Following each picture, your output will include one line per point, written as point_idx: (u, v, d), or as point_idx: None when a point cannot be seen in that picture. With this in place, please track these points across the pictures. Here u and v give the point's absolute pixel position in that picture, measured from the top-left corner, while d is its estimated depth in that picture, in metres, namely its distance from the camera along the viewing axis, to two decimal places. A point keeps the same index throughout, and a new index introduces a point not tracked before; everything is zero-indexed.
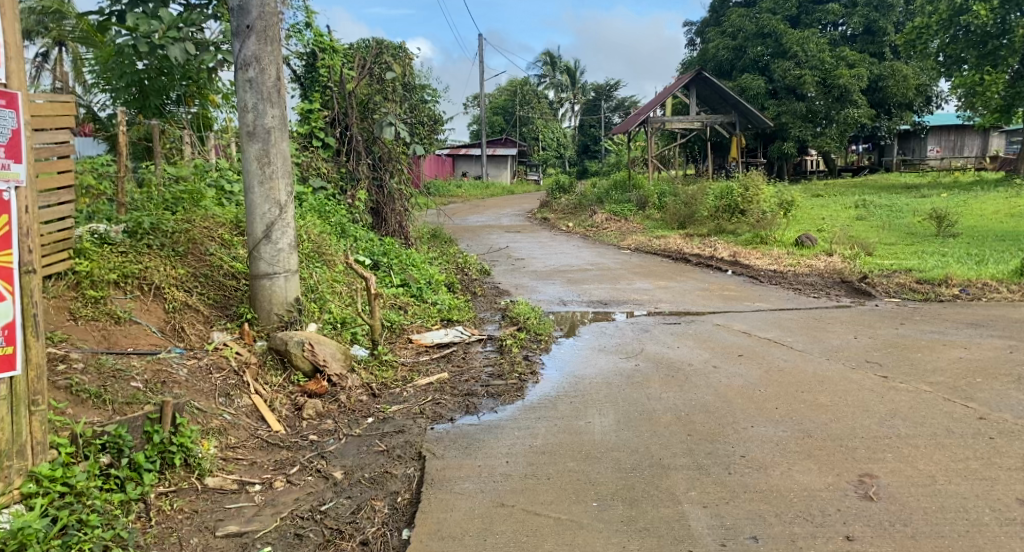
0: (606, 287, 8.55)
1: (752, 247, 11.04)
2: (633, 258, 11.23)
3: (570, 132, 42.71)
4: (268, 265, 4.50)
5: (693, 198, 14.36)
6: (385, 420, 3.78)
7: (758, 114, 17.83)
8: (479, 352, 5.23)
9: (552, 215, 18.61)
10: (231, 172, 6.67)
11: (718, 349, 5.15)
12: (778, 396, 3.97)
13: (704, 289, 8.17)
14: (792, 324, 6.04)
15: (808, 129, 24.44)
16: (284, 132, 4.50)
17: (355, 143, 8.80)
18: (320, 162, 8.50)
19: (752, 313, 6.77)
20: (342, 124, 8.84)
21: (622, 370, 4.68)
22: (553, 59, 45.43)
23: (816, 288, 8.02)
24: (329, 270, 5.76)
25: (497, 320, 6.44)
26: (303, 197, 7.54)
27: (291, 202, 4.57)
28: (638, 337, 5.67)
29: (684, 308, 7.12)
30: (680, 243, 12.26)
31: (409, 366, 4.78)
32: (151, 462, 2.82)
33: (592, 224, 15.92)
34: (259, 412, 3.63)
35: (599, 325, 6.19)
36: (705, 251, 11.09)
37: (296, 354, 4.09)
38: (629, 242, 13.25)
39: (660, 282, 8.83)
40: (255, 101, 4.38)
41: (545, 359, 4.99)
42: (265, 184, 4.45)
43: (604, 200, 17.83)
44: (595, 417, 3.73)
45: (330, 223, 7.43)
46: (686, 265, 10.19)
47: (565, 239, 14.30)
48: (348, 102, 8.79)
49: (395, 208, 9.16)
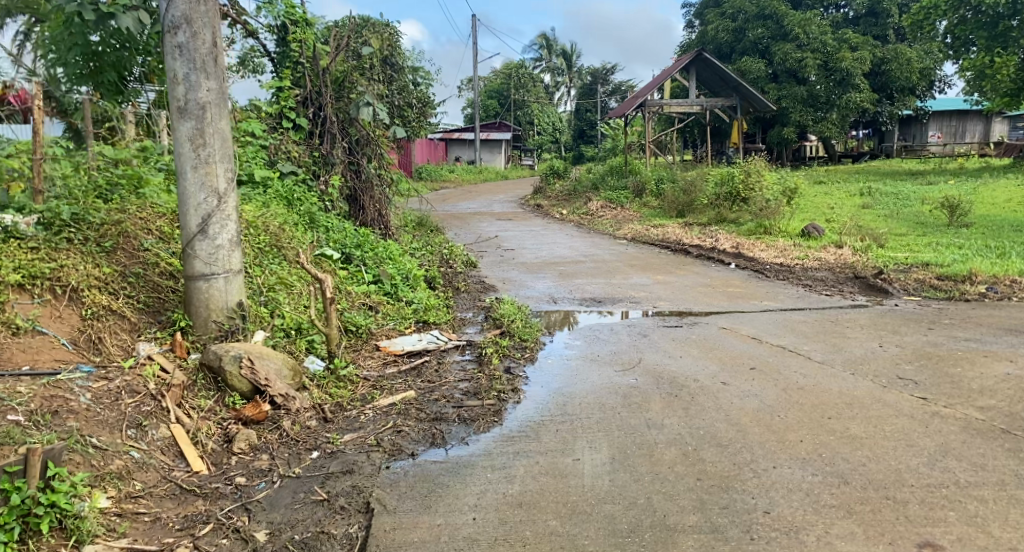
0: (600, 281, 7.93)
1: (756, 237, 10.42)
2: (629, 249, 10.58)
3: (566, 116, 41.97)
4: (205, 264, 3.85)
5: (693, 184, 13.70)
6: (332, 456, 3.15)
7: (760, 97, 17.13)
8: (455, 363, 4.60)
9: (546, 202, 17.95)
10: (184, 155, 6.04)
11: (725, 359, 4.55)
12: (801, 423, 3.37)
13: (706, 286, 7.55)
14: (806, 328, 5.43)
15: (809, 114, 23.75)
16: (223, 108, 3.83)
17: (329, 125, 8.09)
18: (290, 145, 7.87)
19: (761, 313, 6.16)
20: (316, 103, 8.16)
21: (616, 387, 4.06)
22: (550, 41, 44.62)
23: (828, 284, 7.40)
24: (287, 266, 5.11)
25: (479, 322, 5.81)
26: (270, 183, 6.97)
27: (232, 190, 3.91)
28: (635, 344, 5.05)
29: (685, 307, 6.51)
30: (678, 233, 11.62)
31: (372, 381, 4.16)
32: (5, 531, 2.19)
33: (587, 211, 15.28)
34: (178, 447, 2.97)
35: (592, 329, 5.57)
36: (706, 242, 10.45)
37: (232, 373, 3.46)
38: (624, 231, 12.61)
39: (659, 276, 8.20)
40: (186, 71, 3.68)
41: (529, 372, 4.37)
42: (200, 168, 3.78)
43: (599, 186, 17.19)
44: (584, 452, 3.11)
45: (297, 212, 6.80)
46: (686, 257, 9.57)
47: (558, 227, 13.69)
48: (322, 80, 8.10)
49: (374, 195, 8.47)
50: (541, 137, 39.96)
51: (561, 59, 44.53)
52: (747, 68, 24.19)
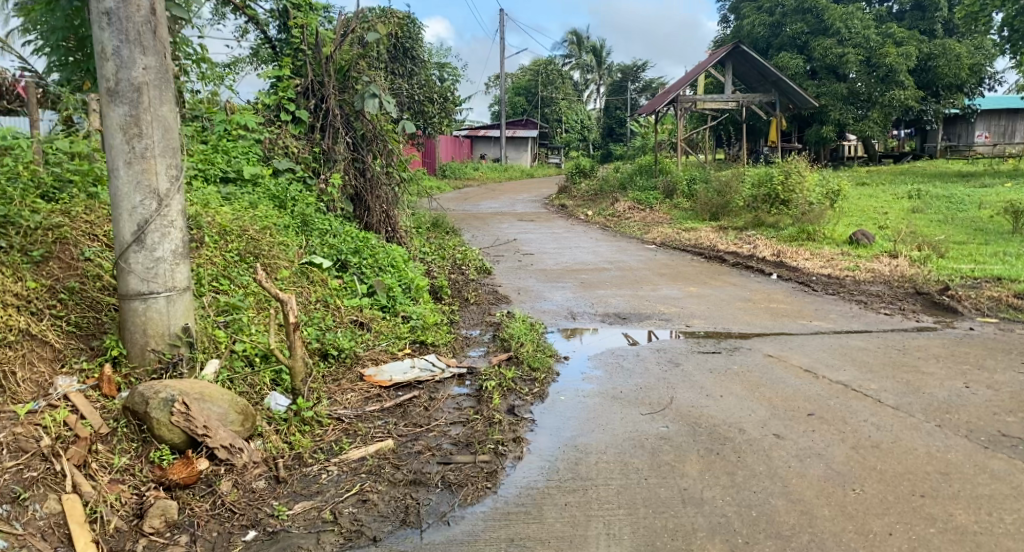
0: (626, 293, 7.15)
1: (798, 244, 9.54)
2: (658, 256, 9.77)
3: (594, 114, 41.04)
4: (141, 281, 3.15)
5: (728, 184, 12.79)
6: (272, 539, 2.46)
7: (800, 93, 16.10)
8: (450, 398, 3.87)
9: (570, 203, 17.14)
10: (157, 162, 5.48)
11: (776, 400, 3.76)
12: (885, 506, 2.60)
13: (745, 300, 6.72)
14: (870, 358, 4.60)
15: (849, 112, 22.57)
16: (165, 90, 3.14)
17: (331, 118, 7.42)
18: (287, 139, 7.25)
19: (813, 336, 5.34)
20: (318, 95, 7.48)
21: (642, 439, 3.30)
22: (580, 38, 43.76)
23: (886, 300, 6.52)
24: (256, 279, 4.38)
25: (486, 344, 5.08)
26: (261, 181, 6.37)
27: (176, 192, 3.21)
28: (665, 377, 4.27)
29: (723, 327, 5.70)
30: (712, 237, 10.76)
31: (345, 424, 3.44)
32: None
33: (613, 212, 14.47)
34: (64, 528, 2.34)
35: (612, 354, 4.80)
36: (743, 248, 9.59)
37: (160, 420, 2.76)
38: (654, 235, 11.77)
39: (691, 288, 7.39)
40: (117, 44, 2.99)
41: (537, 413, 3.62)
42: (135, 164, 3.09)
43: (627, 185, 16.33)
44: (598, 546, 2.38)
45: (288, 214, 6.13)
46: (721, 266, 8.73)
47: (582, 230, 12.90)
48: (325, 68, 7.43)
49: (380, 194, 7.74)
50: (569, 135, 39.06)
51: (590, 56, 43.62)
52: (784, 63, 23.09)
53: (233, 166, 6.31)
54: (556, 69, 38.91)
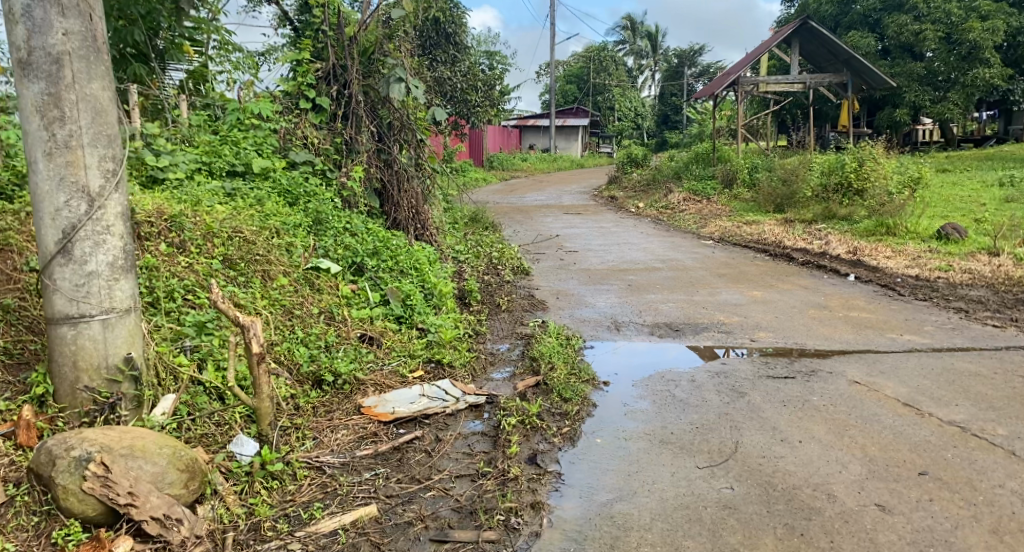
0: (679, 299, 6.34)
1: (876, 239, 8.50)
2: (716, 253, 8.87)
3: (649, 101, 39.78)
4: (69, 302, 2.54)
5: (794, 172, 11.75)
6: None
7: (875, 73, 14.56)
8: (460, 438, 3.18)
9: (621, 194, 16.26)
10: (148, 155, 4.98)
11: (873, 449, 2.94)
12: None
13: (819, 307, 5.82)
14: (988, 388, 3.69)
15: (926, 93, 20.89)
16: (95, 63, 2.51)
17: (354, 105, 6.82)
18: (307, 129, 6.67)
19: (909, 355, 4.43)
20: (341, 80, 6.87)
21: (699, 508, 2.54)
22: (635, 23, 42.56)
23: (992, 308, 5.52)
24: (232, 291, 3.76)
25: (513, 363, 4.38)
26: (273, 173, 5.77)
27: (112, 189, 2.58)
28: (726, 412, 3.48)
29: (795, 342, 4.85)
30: (777, 232, 9.78)
31: (325, 475, 2.79)
32: None
33: (666, 204, 13.55)
34: None
35: (660, 379, 4.04)
36: (813, 244, 8.61)
37: (67, 488, 2.18)
38: (711, 229, 10.83)
39: (755, 292, 6.52)
40: (28, 4, 2.38)
41: (565, 465, 2.90)
42: (57, 155, 2.47)
43: (682, 174, 15.36)
44: None
45: (299, 211, 5.52)
46: (789, 265, 7.79)
47: (633, 223, 12.05)
48: (347, 51, 6.79)
49: (408, 188, 7.09)
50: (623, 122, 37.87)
51: (645, 41, 42.37)
52: (855, 43, 21.59)
53: (241, 158, 5.71)
54: (608, 55, 37.80)
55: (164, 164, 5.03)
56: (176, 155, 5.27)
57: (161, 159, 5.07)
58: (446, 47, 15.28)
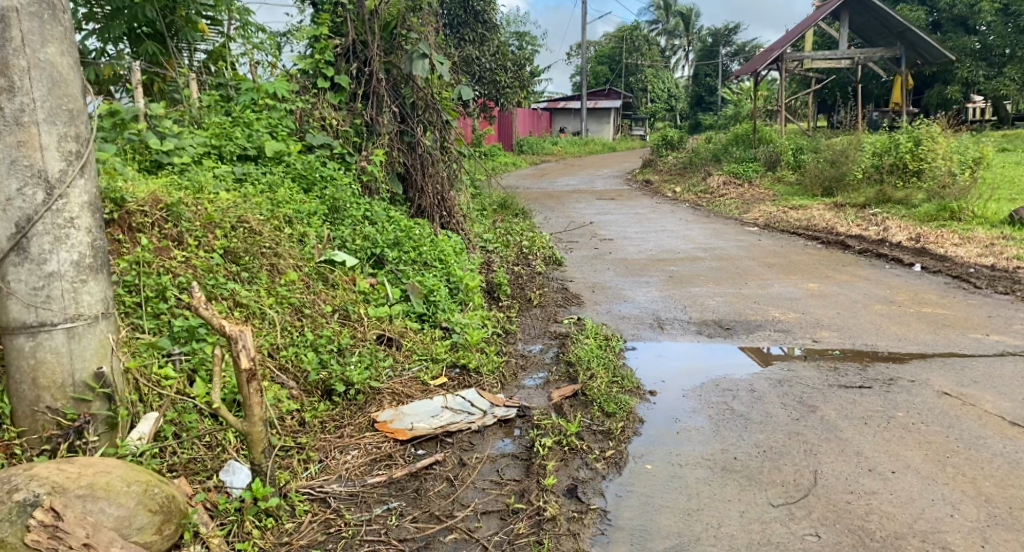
0: (727, 293, 5.83)
1: (939, 225, 7.85)
2: (762, 240, 8.31)
3: (683, 82, 38.77)
4: (25, 308, 2.14)
5: (843, 153, 11.06)
6: None
7: (930, 46, 13.71)
8: (488, 462, 2.75)
9: (656, 178, 15.67)
10: (152, 138, 4.58)
11: (987, 486, 2.45)
12: None
13: (886, 301, 5.27)
14: None
15: (981, 69, 19.65)
16: (50, 23, 2.11)
17: (375, 83, 6.41)
18: (326, 110, 6.24)
19: (1000, 359, 3.89)
20: (362, 57, 6.45)
21: None
22: (668, 2, 41.49)
23: None
24: (235, 288, 3.37)
25: (546, 368, 3.95)
26: (288, 157, 5.35)
27: (75, 174, 2.18)
28: (797, 431, 3.00)
29: (864, 343, 4.34)
30: (827, 217, 9.17)
31: (329, 509, 2.39)
32: None
33: (705, 188, 12.94)
34: None
35: (714, 388, 3.57)
36: (868, 231, 8.01)
37: (6, 540, 1.78)
38: (754, 214, 10.23)
39: (810, 285, 5.99)
40: None
41: (610, 499, 2.46)
42: (5, 131, 2.06)
43: (721, 156, 14.70)
44: None
45: (314, 198, 5.12)
46: (844, 254, 7.22)
47: (670, 209, 11.50)
48: (368, 25, 6.36)
49: (434, 173, 6.65)
50: (655, 104, 36.98)
51: (678, 20, 41.29)
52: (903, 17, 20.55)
53: (254, 141, 5.27)
54: (641, 35, 36.88)
55: (169, 147, 4.64)
56: (184, 138, 4.88)
57: (166, 142, 4.68)
58: (475, 26, 14.83)
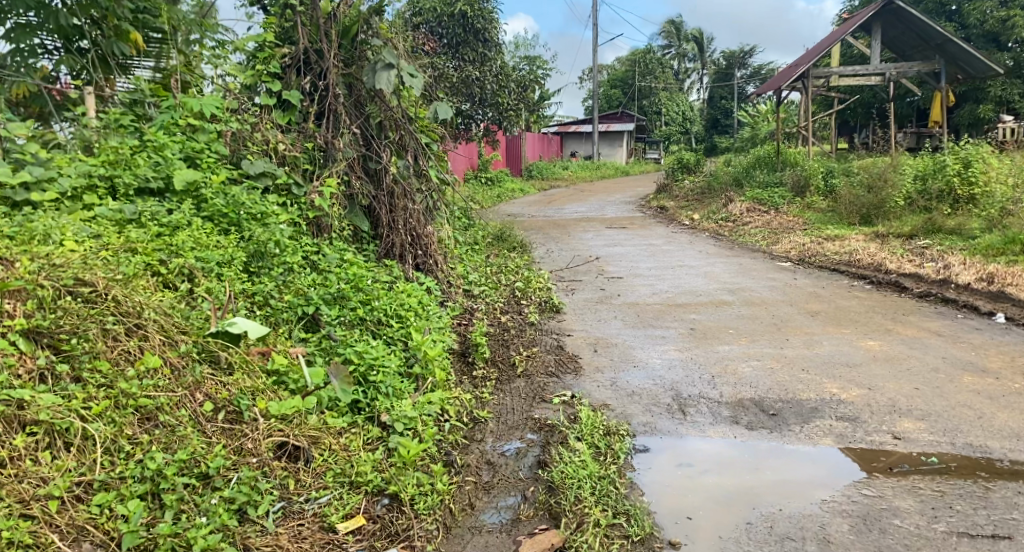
0: (765, 355, 4.62)
1: (1011, 262, 6.60)
2: (798, 279, 7.09)
3: (697, 106, 37.74)
4: None
5: (881, 177, 9.76)
6: None
7: (974, 59, 12.49)
8: None
9: (671, 204, 14.49)
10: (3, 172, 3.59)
11: None
12: None
13: (978, 371, 4.06)
14: None
15: (1018, 87, 18.35)
16: None
17: (332, 100, 5.30)
18: (268, 130, 5.05)
19: None
20: (316, 70, 5.38)
21: None
22: (680, 27, 40.68)
23: None
24: (27, 394, 2.33)
25: (521, 490, 2.79)
26: (206, 187, 4.18)
27: None
28: None
29: (972, 445, 3.13)
30: (870, 249, 7.95)
31: None
32: None
33: (726, 215, 11.75)
34: None
35: (765, 541, 2.43)
36: (925, 268, 6.77)
37: None
38: (784, 246, 9.00)
39: (870, 343, 4.77)
40: None
41: None
42: None
43: (743, 180, 13.49)
44: None
45: (234, 242, 3.95)
46: (902, 300, 5.99)
47: (688, 240, 10.30)
48: (323, 32, 5.33)
49: (407, 206, 5.51)
50: (669, 128, 35.85)
51: (692, 45, 40.35)
52: None
53: (161, 169, 4.09)
54: (654, 58, 35.91)
55: (27, 180, 3.65)
56: (57, 168, 3.85)
57: (24, 172, 3.68)
58: (475, 45, 13.86)
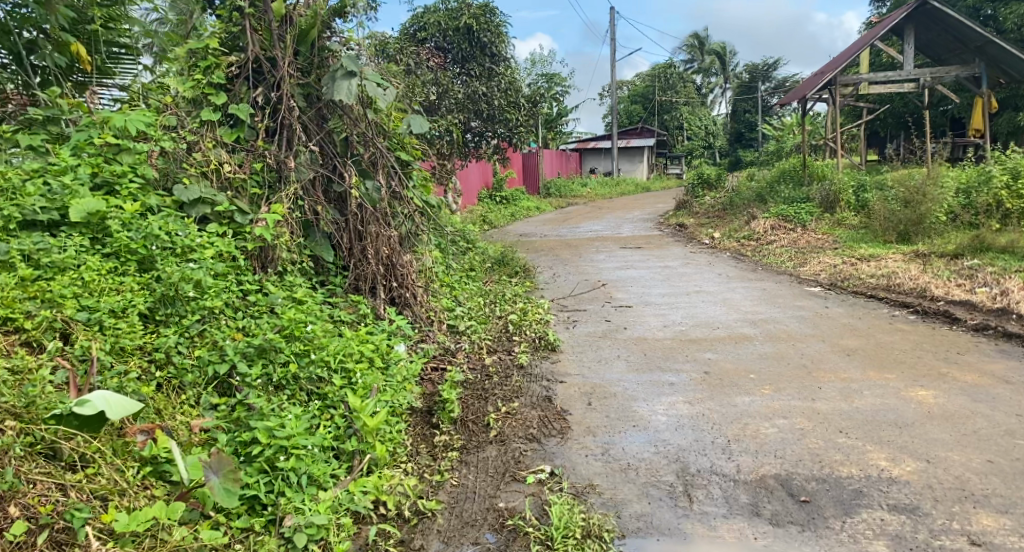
0: (795, 410, 3.78)
1: None
2: (830, 308, 6.23)
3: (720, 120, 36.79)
4: None
5: (919, 190, 8.71)
6: None
7: (1017, 61, 11.53)
8: None
9: (691, 221, 13.65)
10: None
11: None
12: None
13: None
14: None
15: None
16: None
17: (285, 113, 4.63)
18: (208, 149, 4.38)
19: None
20: (269, 81, 4.70)
21: None
22: (701, 40, 39.85)
23: None
24: None
25: None
26: (112, 217, 3.51)
27: None
28: None
29: None
30: (911, 271, 7.07)
31: None
32: None
33: (748, 234, 10.89)
34: None
35: None
36: (978, 294, 5.88)
37: None
38: (814, 268, 8.12)
39: (922, 393, 3.93)
40: None
41: None
42: None
43: (766, 195, 12.62)
44: None
45: (138, 285, 3.24)
46: (955, 334, 5.11)
47: (707, 261, 9.45)
48: (275, 36, 4.66)
49: (377, 233, 4.80)
50: (691, 141, 34.89)
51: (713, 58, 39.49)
52: None
53: (57, 201, 3.46)
54: (674, 72, 35.11)
55: None
56: None
57: None
58: (481, 59, 13.22)
